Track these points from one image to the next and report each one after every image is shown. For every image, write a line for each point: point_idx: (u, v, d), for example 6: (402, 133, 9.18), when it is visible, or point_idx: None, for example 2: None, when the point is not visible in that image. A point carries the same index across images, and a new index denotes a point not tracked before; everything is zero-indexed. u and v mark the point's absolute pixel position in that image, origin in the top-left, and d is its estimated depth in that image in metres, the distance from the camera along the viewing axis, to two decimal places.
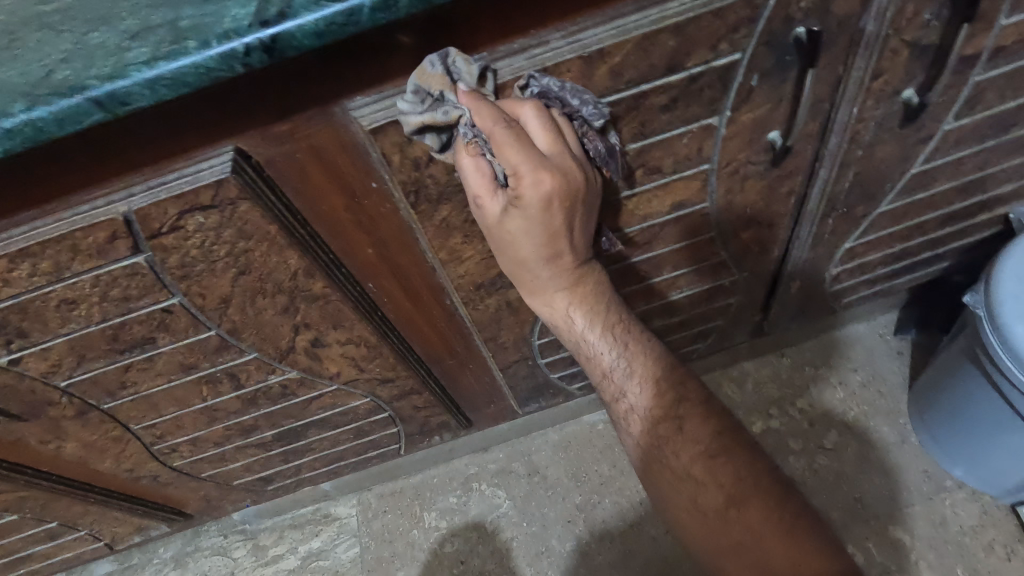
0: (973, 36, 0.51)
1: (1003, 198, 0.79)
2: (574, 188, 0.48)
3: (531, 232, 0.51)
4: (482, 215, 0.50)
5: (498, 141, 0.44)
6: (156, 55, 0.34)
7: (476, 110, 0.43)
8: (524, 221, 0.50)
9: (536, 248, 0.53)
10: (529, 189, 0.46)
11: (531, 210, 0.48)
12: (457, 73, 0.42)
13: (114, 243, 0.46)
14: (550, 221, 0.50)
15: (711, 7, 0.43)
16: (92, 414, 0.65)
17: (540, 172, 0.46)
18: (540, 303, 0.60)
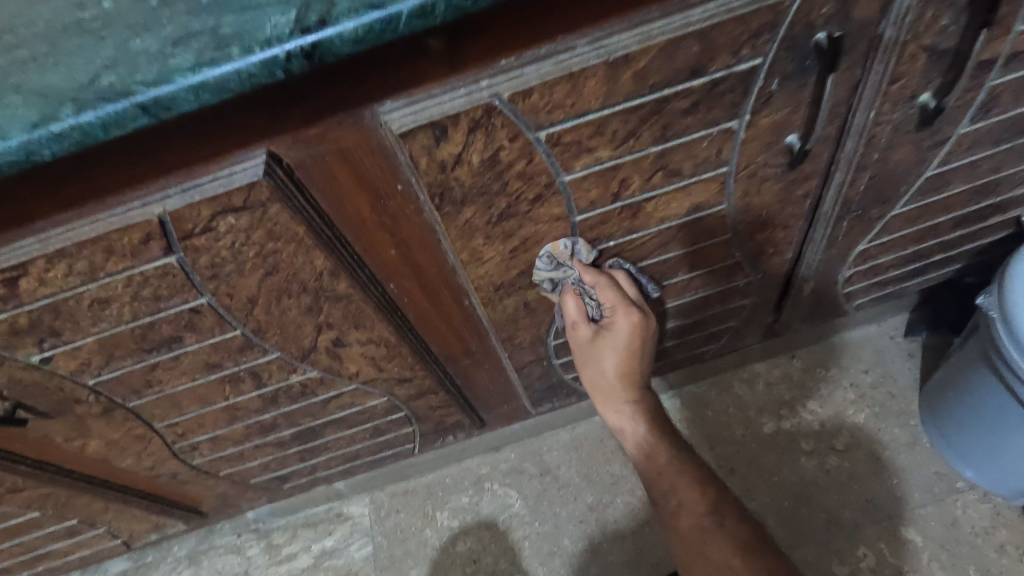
0: (990, 42, 0.52)
1: (1017, 201, 0.80)
2: (646, 324, 0.70)
3: (616, 357, 0.73)
4: (577, 338, 0.72)
5: (599, 284, 0.67)
6: (199, 61, 0.35)
7: (586, 272, 0.65)
8: (610, 345, 0.72)
9: (618, 374, 0.74)
10: (619, 317, 0.69)
11: (617, 333, 0.70)
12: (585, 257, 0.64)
13: (147, 243, 0.47)
14: (632, 348, 0.71)
15: (734, 13, 0.44)
16: (117, 412, 0.66)
17: (628, 309, 0.68)
18: (615, 418, 0.77)
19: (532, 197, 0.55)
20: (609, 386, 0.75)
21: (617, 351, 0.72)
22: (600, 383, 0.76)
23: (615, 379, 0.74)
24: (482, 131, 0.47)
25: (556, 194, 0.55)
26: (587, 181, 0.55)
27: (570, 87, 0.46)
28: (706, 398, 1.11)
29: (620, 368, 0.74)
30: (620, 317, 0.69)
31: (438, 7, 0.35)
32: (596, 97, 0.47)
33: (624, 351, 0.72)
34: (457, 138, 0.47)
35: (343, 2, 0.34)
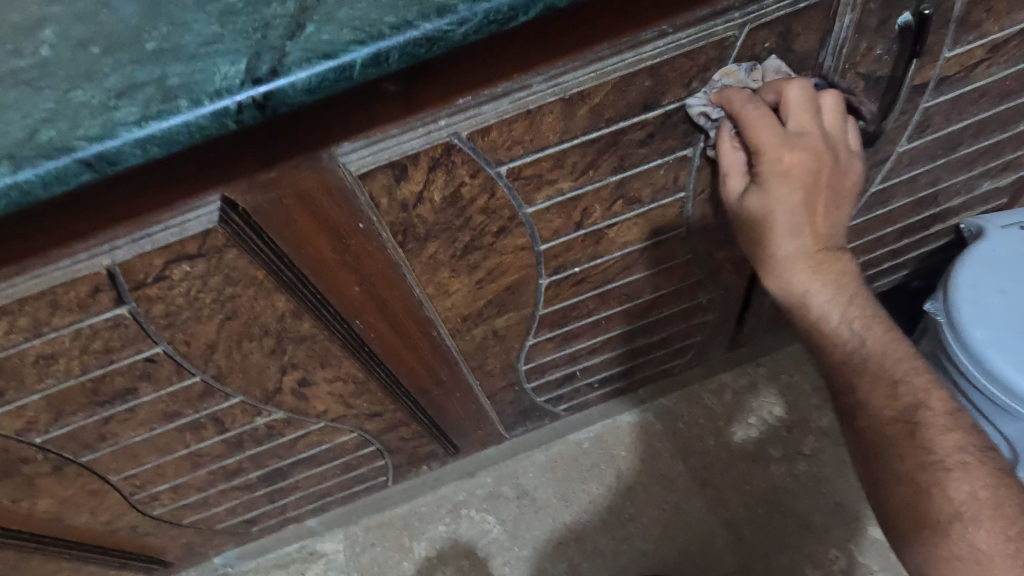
0: (921, 68, 0.55)
1: (954, 210, 0.84)
2: (813, 157, 0.50)
3: (783, 202, 0.52)
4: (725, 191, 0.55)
5: (748, 123, 0.49)
6: (146, 115, 0.34)
7: (727, 101, 0.49)
8: (777, 182, 0.51)
9: (782, 235, 0.54)
10: (768, 165, 0.50)
11: (768, 185, 0.51)
12: (748, 76, 0.50)
13: (96, 296, 0.45)
14: (798, 193, 0.52)
15: (682, 50, 0.46)
16: (68, 469, 0.63)
17: (807, 139, 0.50)
18: (801, 285, 0.56)
19: (496, 229, 0.55)
20: (773, 236, 0.54)
21: (786, 194, 0.52)
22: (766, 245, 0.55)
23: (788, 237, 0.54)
24: (443, 169, 0.47)
25: (519, 226, 0.56)
26: (550, 212, 0.56)
27: (527, 124, 0.46)
28: (675, 411, 1.13)
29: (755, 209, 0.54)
30: (773, 168, 0.50)
31: (392, 56, 0.35)
32: (554, 132, 0.48)
33: (808, 189, 0.52)
34: (418, 176, 0.47)
35: (294, 52, 0.34)
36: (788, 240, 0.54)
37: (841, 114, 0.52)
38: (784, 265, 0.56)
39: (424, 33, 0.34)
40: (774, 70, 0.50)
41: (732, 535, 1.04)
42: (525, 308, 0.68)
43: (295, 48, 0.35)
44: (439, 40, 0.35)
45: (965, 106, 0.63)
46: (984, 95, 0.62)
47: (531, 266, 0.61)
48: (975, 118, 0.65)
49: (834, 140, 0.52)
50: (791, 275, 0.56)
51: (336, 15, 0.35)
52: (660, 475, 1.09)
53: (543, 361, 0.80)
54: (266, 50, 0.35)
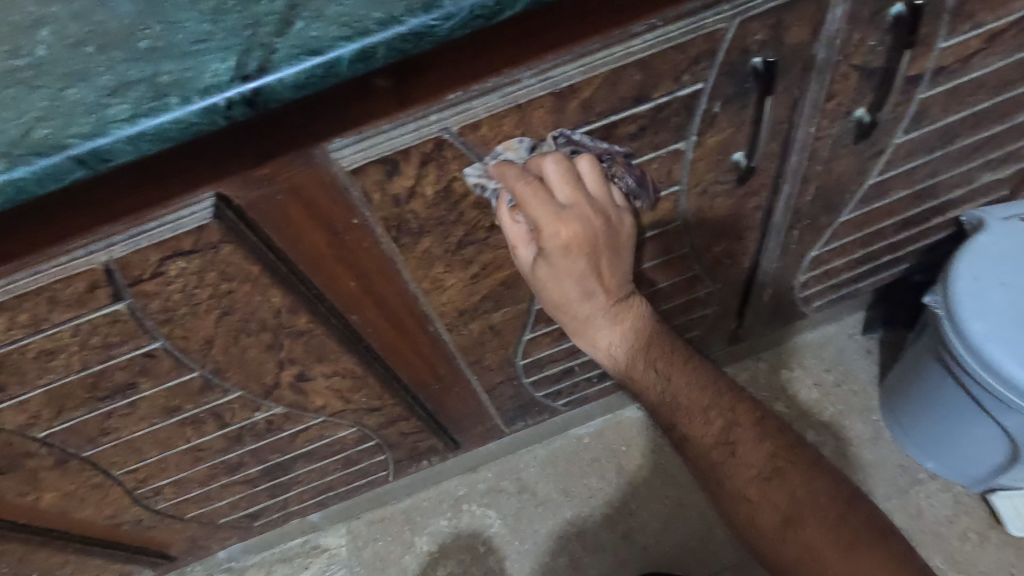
0: (916, 59, 0.55)
1: (954, 202, 0.84)
2: (598, 235, 0.53)
3: (581, 281, 0.56)
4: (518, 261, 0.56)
5: (519, 196, 0.49)
6: (137, 112, 0.34)
7: (504, 174, 0.49)
8: (573, 260, 0.53)
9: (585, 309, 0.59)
10: (548, 240, 0.51)
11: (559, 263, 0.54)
12: (519, 151, 0.50)
13: (94, 292, 0.46)
14: (600, 261, 0.55)
15: (673, 42, 0.46)
16: (71, 463, 0.64)
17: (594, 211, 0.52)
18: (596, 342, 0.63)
19: (489, 224, 0.55)
20: (575, 306, 0.58)
21: (581, 271, 0.54)
22: (569, 307, 0.59)
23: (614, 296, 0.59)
24: (435, 163, 0.48)
25: None
26: None
27: (518, 117, 0.47)
28: None
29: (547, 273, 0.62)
30: (552, 242, 0.51)
31: (379, 51, 0.35)
32: (545, 125, 0.48)
33: (591, 267, 0.55)
34: (410, 171, 0.47)
35: (283, 48, 0.35)
36: (593, 313, 0.59)
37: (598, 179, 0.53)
38: (585, 326, 0.61)
39: (411, 28, 0.35)
40: (556, 143, 0.50)
41: None
42: (521, 302, 0.68)
43: (284, 45, 0.35)
44: (426, 34, 0.35)
45: (962, 97, 0.62)
46: (981, 85, 0.62)
47: None
48: (972, 110, 0.65)
49: (604, 204, 0.53)
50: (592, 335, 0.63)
51: (325, 11, 0.35)
52: (660, 470, 1.09)
53: (541, 356, 0.81)
54: (256, 47, 0.35)
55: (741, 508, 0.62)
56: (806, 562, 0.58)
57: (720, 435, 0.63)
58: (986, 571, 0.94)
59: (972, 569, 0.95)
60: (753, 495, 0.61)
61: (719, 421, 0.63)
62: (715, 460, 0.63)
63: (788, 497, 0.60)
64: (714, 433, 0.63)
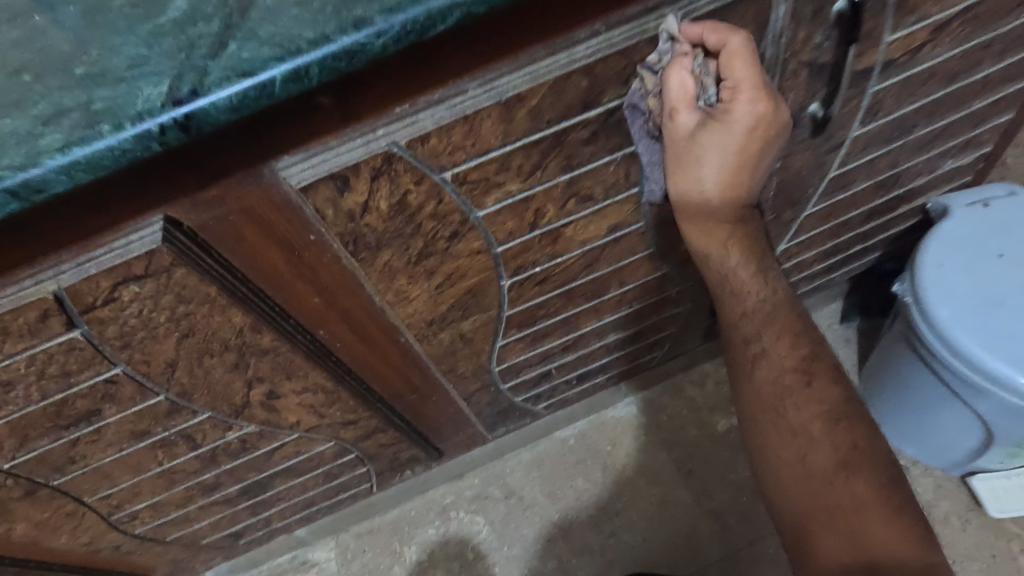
0: (863, 53, 0.56)
1: (918, 190, 0.85)
2: (743, 123, 0.52)
3: (708, 164, 0.56)
4: (672, 134, 0.53)
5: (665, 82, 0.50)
6: (69, 141, 0.34)
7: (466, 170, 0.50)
8: (716, 138, 0.53)
9: (706, 195, 0.59)
10: (735, 121, 0.52)
11: (725, 133, 0.53)
12: (667, 48, 0.47)
13: (46, 321, 0.46)
14: (733, 145, 0.54)
15: (616, 48, 0.46)
16: (41, 493, 0.63)
17: (756, 94, 0.50)
18: (701, 236, 0.64)
19: (449, 234, 0.55)
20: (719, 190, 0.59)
21: (720, 156, 0.55)
22: (690, 189, 0.59)
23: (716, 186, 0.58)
24: (386, 177, 0.47)
25: (472, 229, 0.56)
26: (502, 214, 0.56)
27: (466, 129, 0.47)
28: (658, 403, 1.14)
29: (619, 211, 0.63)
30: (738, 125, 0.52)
31: (312, 70, 0.35)
32: (494, 136, 0.48)
33: (735, 148, 0.54)
34: (361, 187, 0.47)
35: (215, 71, 0.35)
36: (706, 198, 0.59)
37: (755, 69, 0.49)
38: (701, 213, 0.61)
39: (343, 46, 0.35)
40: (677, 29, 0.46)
41: (719, 524, 1.04)
42: (490, 309, 0.68)
43: (217, 67, 0.35)
44: (358, 52, 0.35)
45: (914, 88, 0.63)
46: (932, 76, 0.63)
47: (490, 267, 0.62)
48: (926, 100, 0.66)
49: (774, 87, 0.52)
50: (723, 236, 0.63)
51: (257, 32, 0.35)
52: (645, 469, 1.09)
53: (516, 362, 0.81)
54: (188, 71, 0.35)
55: (789, 447, 0.62)
56: (843, 512, 0.57)
57: (798, 365, 0.64)
58: (967, 554, 0.95)
59: (954, 553, 0.95)
60: (813, 430, 0.61)
61: (801, 356, 0.64)
62: (786, 384, 0.64)
63: (851, 444, 0.60)
64: (791, 360, 0.65)
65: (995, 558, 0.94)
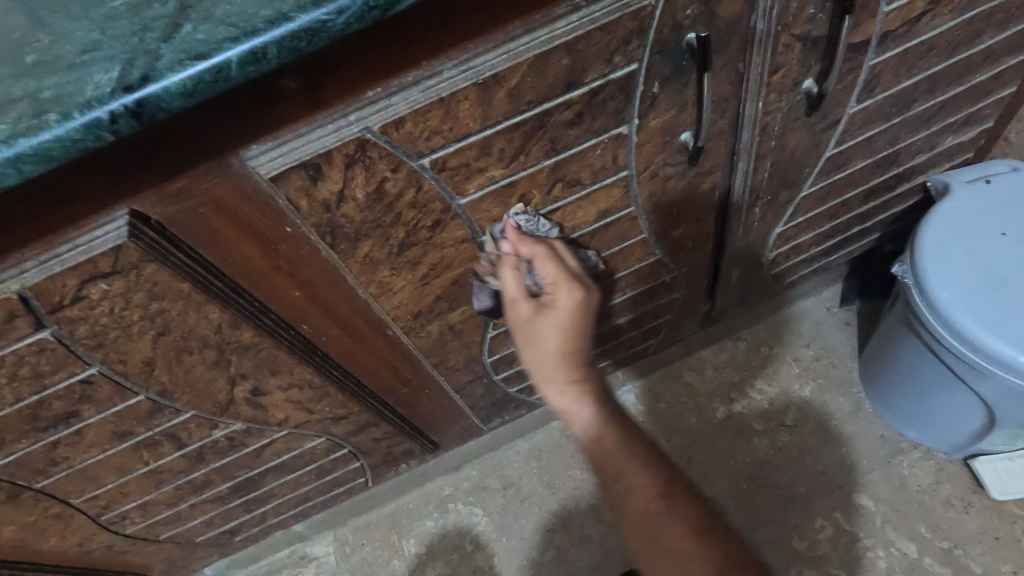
0: (858, 25, 0.53)
1: (918, 168, 0.83)
2: (568, 305, 0.56)
3: (548, 345, 0.57)
4: (516, 316, 0.58)
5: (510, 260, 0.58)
6: (15, 131, 0.32)
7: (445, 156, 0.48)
8: (549, 322, 0.56)
9: (545, 362, 0.57)
10: (563, 297, 0.56)
11: (552, 312, 0.56)
12: (499, 234, 0.58)
13: (13, 322, 0.44)
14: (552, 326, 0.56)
15: (599, 23, 0.44)
16: (25, 495, 0.62)
17: (569, 285, 0.56)
18: (562, 403, 0.57)
19: (431, 223, 0.54)
20: (563, 366, 0.57)
21: (558, 329, 0.56)
22: (539, 358, 0.57)
23: (562, 362, 0.57)
24: (361, 165, 0.46)
25: (455, 217, 0.54)
26: (485, 201, 0.54)
27: (443, 112, 0.45)
28: (657, 390, 1.10)
29: (607, 200, 0.61)
30: (563, 304, 0.56)
31: (270, 51, 0.33)
32: (474, 119, 0.46)
33: (569, 333, 0.57)
34: (335, 175, 0.45)
35: (167, 54, 0.33)
36: (552, 374, 0.57)
37: (568, 263, 0.58)
38: (552, 384, 0.57)
39: (303, 24, 0.33)
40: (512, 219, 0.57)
41: None
42: (478, 300, 0.66)
43: (170, 50, 0.33)
44: (319, 31, 0.33)
45: (913, 61, 0.61)
46: (932, 48, 0.60)
47: (475, 257, 0.60)
48: (926, 73, 0.63)
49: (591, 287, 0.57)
50: (600, 420, 0.56)
51: (213, 12, 0.33)
52: None
53: (508, 352, 0.79)
54: (140, 55, 0.33)
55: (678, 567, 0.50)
56: None
57: None
58: (970, 537, 0.94)
59: (957, 536, 0.94)
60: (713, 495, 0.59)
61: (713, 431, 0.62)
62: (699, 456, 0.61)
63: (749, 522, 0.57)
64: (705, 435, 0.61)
65: (999, 540, 0.93)
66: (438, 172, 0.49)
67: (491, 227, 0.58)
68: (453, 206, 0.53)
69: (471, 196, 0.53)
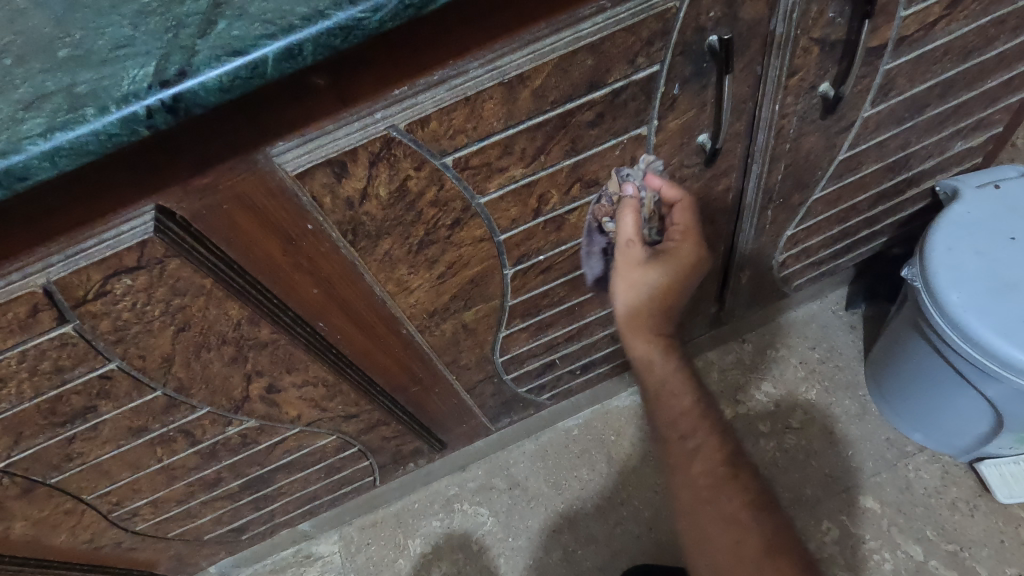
0: (876, 29, 0.54)
1: (927, 172, 0.83)
2: (688, 257, 0.62)
3: (653, 287, 0.63)
4: (626, 256, 0.62)
5: (626, 206, 0.60)
6: (51, 125, 0.32)
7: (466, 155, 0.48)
8: (665, 270, 0.62)
9: (648, 304, 0.64)
10: (682, 249, 0.62)
11: (670, 262, 0.62)
12: (629, 180, 0.58)
13: (37, 316, 0.44)
14: (670, 276, 0.62)
15: (623, 25, 0.44)
16: (38, 490, 0.62)
17: (691, 240, 0.62)
18: (643, 350, 0.64)
19: (450, 222, 0.54)
20: (656, 314, 0.64)
21: (664, 280, 0.62)
22: (638, 299, 0.63)
23: (655, 310, 0.64)
24: (385, 163, 0.46)
25: (474, 216, 0.55)
26: (505, 200, 0.54)
27: (468, 111, 0.45)
28: None
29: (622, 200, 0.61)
30: (678, 257, 0.62)
31: (305, 48, 0.33)
32: (497, 118, 0.47)
33: (676, 285, 0.63)
34: (359, 172, 0.46)
35: (203, 50, 0.33)
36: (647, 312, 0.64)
37: (686, 217, 0.63)
38: (641, 328, 0.64)
39: (338, 22, 0.33)
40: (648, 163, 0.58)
41: None
42: (492, 299, 0.67)
43: (205, 46, 0.33)
44: (354, 29, 0.34)
45: (928, 66, 0.61)
46: (946, 53, 0.61)
47: (492, 256, 0.60)
48: (939, 78, 0.64)
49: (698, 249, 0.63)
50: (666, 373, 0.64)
51: (248, 9, 0.34)
52: (650, 458, 1.09)
53: (519, 352, 0.79)
54: (175, 50, 0.33)
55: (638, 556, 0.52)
56: None
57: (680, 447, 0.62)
58: (975, 540, 0.94)
59: (962, 539, 0.95)
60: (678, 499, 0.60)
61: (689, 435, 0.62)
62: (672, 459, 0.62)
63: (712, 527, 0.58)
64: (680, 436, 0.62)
65: (1004, 543, 0.94)
66: (459, 171, 0.49)
67: (618, 173, 0.58)
68: (472, 206, 0.53)
69: (490, 196, 0.53)
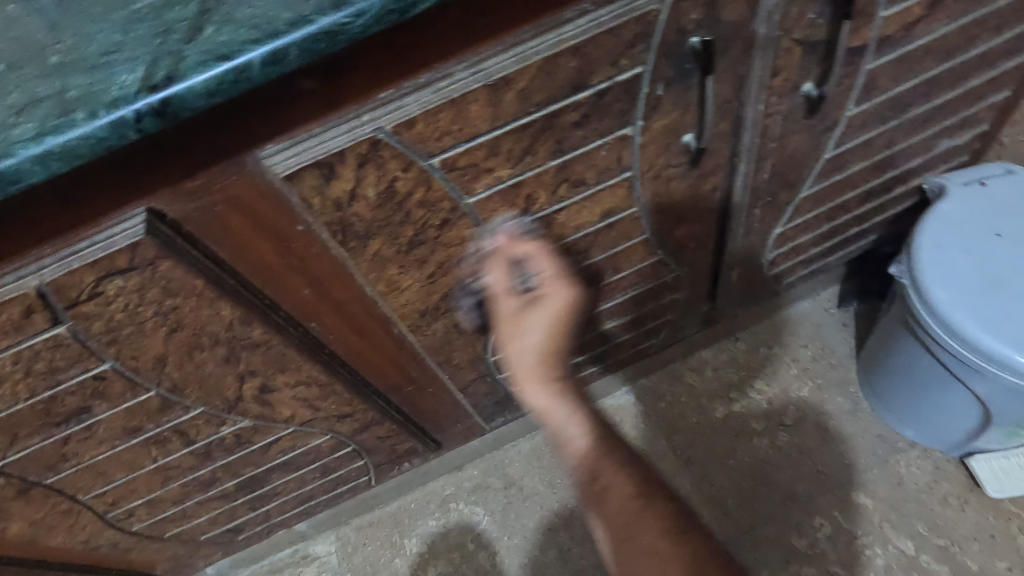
0: (857, 30, 0.55)
1: (915, 170, 0.84)
2: (562, 302, 0.59)
3: (534, 342, 0.60)
4: (501, 309, 0.60)
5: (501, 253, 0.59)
6: (43, 129, 0.33)
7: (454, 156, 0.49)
8: (536, 318, 0.60)
9: (522, 356, 0.61)
10: (552, 295, 0.59)
11: (544, 310, 0.59)
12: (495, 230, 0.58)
13: (30, 317, 0.45)
14: (545, 323, 0.60)
15: (605, 27, 0.45)
16: (34, 491, 0.62)
17: (563, 283, 0.59)
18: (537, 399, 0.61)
19: (440, 222, 0.55)
20: (541, 363, 0.61)
21: (541, 326, 0.60)
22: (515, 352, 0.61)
23: (539, 359, 0.60)
24: (373, 164, 0.47)
25: (463, 216, 0.55)
26: (493, 200, 0.55)
27: (454, 113, 0.46)
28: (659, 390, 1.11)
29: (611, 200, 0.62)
30: (552, 303, 0.59)
31: (291, 53, 0.34)
32: (483, 119, 0.47)
33: (555, 329, 0.60)
34: (347, 174, 0.46)
35: (191, 55, 0.34)
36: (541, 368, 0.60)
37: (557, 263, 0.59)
38: (531, 377, 0.61)
39: (322, 27, 0.34)
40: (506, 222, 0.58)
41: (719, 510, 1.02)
42: None
43: (193, 51, 0.34)
44: (338, 33, 0.34)
45: (910, 65, 0.62)
46: (928, 52, 0.62)
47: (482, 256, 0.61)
48: (922, 77, 0.65)
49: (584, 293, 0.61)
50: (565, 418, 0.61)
51: (234, 15, 0.34)
52: None
53: None
54: (163, 56, 0.34)
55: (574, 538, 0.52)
56: None
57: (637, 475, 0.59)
58: (967, 535, 0.95)
59: (954, 533, 0.96)
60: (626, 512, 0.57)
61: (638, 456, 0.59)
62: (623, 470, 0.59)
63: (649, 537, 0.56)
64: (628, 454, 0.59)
65: (995, 538, 0.94)
66: (448, 170, 0.50)
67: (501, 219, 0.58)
68: (461, 205, 0.54)
69: (478, 195, 0.54)
